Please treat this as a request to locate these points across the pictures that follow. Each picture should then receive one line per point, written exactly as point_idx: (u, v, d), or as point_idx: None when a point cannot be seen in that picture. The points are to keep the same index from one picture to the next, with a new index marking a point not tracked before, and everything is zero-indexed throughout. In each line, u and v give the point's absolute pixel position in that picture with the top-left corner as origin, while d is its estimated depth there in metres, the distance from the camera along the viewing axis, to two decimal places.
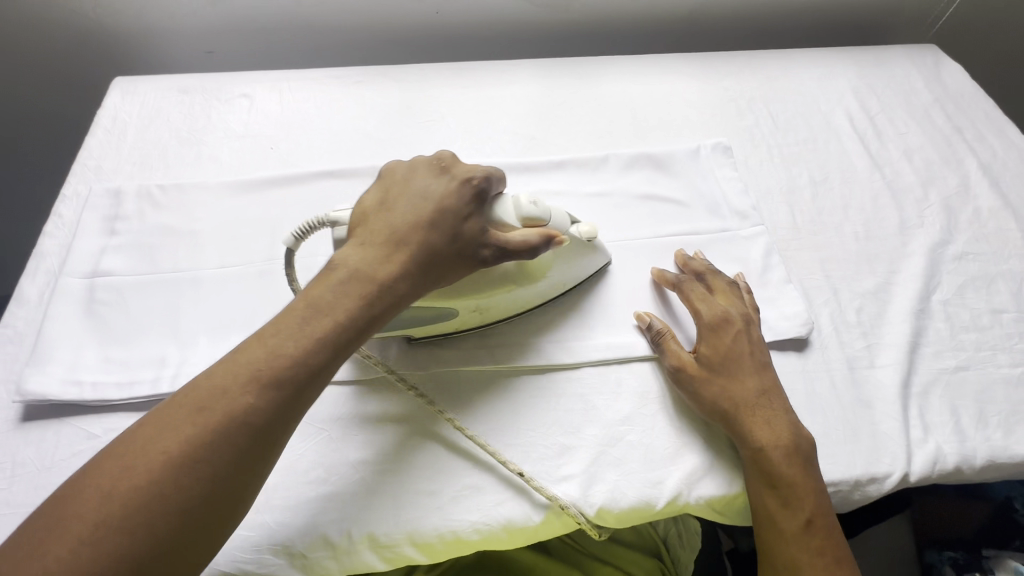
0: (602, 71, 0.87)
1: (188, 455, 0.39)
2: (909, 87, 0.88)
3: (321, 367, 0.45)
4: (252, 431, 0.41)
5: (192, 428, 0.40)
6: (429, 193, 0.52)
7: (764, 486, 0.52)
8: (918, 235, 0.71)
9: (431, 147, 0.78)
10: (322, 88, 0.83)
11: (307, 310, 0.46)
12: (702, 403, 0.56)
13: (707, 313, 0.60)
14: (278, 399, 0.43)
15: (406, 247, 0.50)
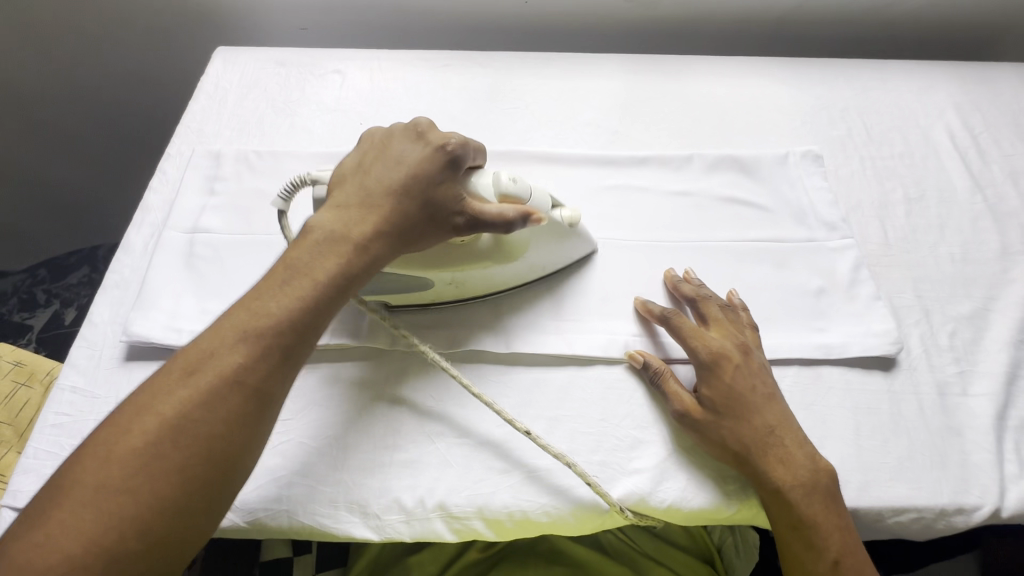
0: (689, 71, 0.86)
1: (182, 415, 0.40)
2: (1017, 107, 0.83)
3: (309, 326, 0.46)
4: (244, 388, 0.43)
5: (185, 390, 0.41)
6: (405, 160, 0.53)
7: (787, 525, 0.50)
8: (1021, 262, 0.68)
9: (514, 134, 0.78)
10: (411, 69, 0.85)
11: (289, 277, 0.47)
12: (715, 443, 0.53)
13: (702, 350, 0.55)
14: (265, 356, 0.44)
15: (386, 213, 0.51)
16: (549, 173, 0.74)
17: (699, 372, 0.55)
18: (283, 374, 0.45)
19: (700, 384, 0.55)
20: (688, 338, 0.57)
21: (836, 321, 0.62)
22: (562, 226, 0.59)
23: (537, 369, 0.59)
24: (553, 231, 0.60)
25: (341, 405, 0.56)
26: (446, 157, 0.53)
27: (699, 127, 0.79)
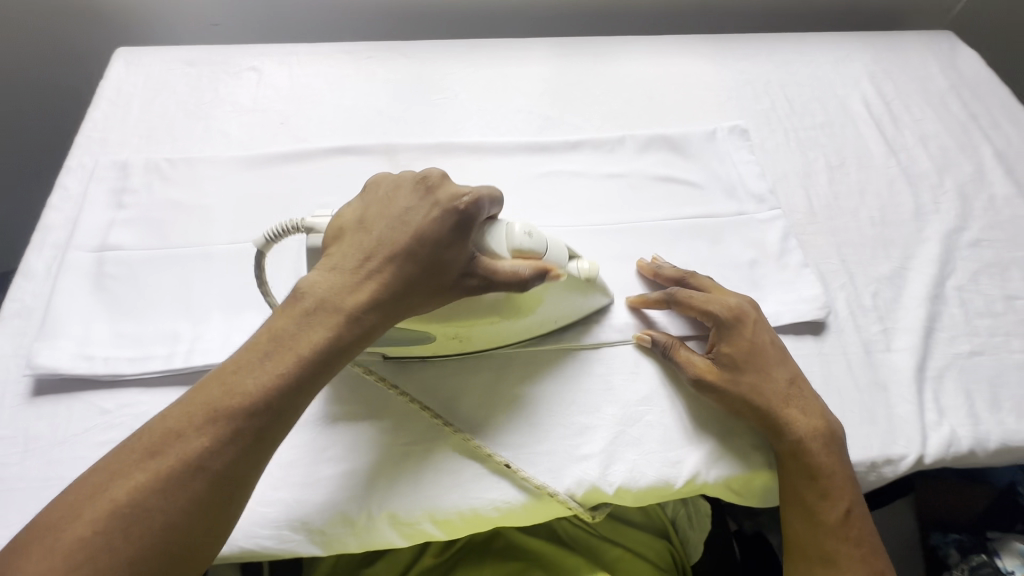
0: (617, 52, 0.86)
1: (139, 501, 0.38)
2: (925, 73, 0.87)
3: (281, 406, 0.43)
4: (209, 477, 0.40)
5: (146, 473, 0.39)
6: (408, 215, 0.49)
7: (804, 477, 0.52)
8: (933, 221, 0.71)
9: (445, 125, 0.76)
10: (333, 63, 0.82)
11: (269, 346, 0.44)
12: (729, 402, 0.54)
13: (720, 312, 0.57)
14: (233, 442, 0.41)
15: (377, 274, 0.47)
16: (482, 163, 0.72)
17: (715, 335, 0.57)
18: (252, 459, 0.42)
19: (715, 347, 0.56)
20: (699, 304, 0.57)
21: (767, 291, 0.64)
22: (580, 280, 0.55)
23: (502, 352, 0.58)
24: (571, 285, 0.55)
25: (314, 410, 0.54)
26: (468, 218, 0.48)
27: (630, 108, 0.80)
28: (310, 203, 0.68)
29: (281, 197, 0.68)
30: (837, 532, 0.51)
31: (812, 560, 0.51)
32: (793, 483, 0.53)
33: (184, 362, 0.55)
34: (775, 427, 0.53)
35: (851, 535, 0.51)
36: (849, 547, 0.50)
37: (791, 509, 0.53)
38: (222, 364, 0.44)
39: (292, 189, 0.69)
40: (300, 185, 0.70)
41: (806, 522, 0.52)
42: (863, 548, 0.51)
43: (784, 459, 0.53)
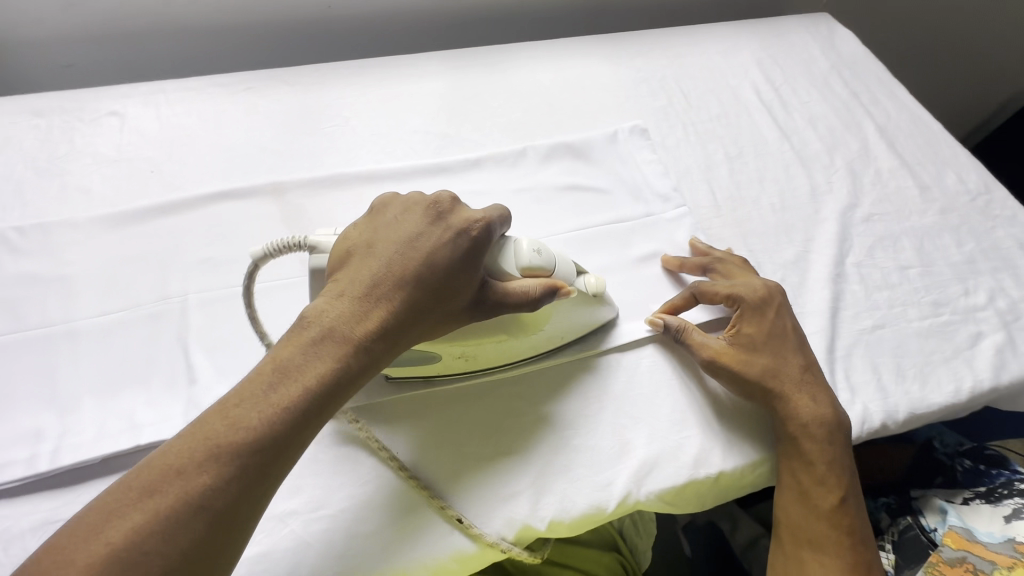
0: (512, 61, 0.84)
1: (136, 546, 0.33)
2: (807, 55, 0.91)
3: (289, 441, 0.39)
4: (212, 520, 0.35)
5: (142, 516, 0.34)
6: (418, 236, 0.47)
7: (803, 465, 0.54)
8: (828, 201, 0.74)
9: (336, 155, 0.72)
10: (207, 98, 0.75)
11: (276, 374, 0.41)
12: (741, 383, 0.55)
13: (748, 294, 0.59)
14: (242, 481, 0.37)
15: (388, 298, 0.45)
16: (380, 193, 0.69)
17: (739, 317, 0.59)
18: (256, 501, 0.38)
19: (738, 328, 0.58)
20: (723, 288, 0.59)
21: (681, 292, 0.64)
22: (587, 295, 0.55)
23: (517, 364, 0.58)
24: (578, 301, 0.55)
25: (330, 457, 0.52)
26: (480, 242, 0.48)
27: (530, 118, 0.78)
28: (190, 257, 0.62)
29: (156, 255, 0.62)
30: (826, 518, 0.53)
31: (802, 545, 0.53)
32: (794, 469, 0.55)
33: (50, 462, 0.49)
34: (787, 411, 0.55)
35: (838, 521, 0.53)
36: (832, 534, 0.52)
37: (789, 494, 0.55)
38: (226, 394, 0.40)
39: (169, 245, 0.63)
40: (178, 239, 0.63)
41: (800, 506, 0.54)
42: (846, 537, 0.52)
43: (787, 444, 0.55)
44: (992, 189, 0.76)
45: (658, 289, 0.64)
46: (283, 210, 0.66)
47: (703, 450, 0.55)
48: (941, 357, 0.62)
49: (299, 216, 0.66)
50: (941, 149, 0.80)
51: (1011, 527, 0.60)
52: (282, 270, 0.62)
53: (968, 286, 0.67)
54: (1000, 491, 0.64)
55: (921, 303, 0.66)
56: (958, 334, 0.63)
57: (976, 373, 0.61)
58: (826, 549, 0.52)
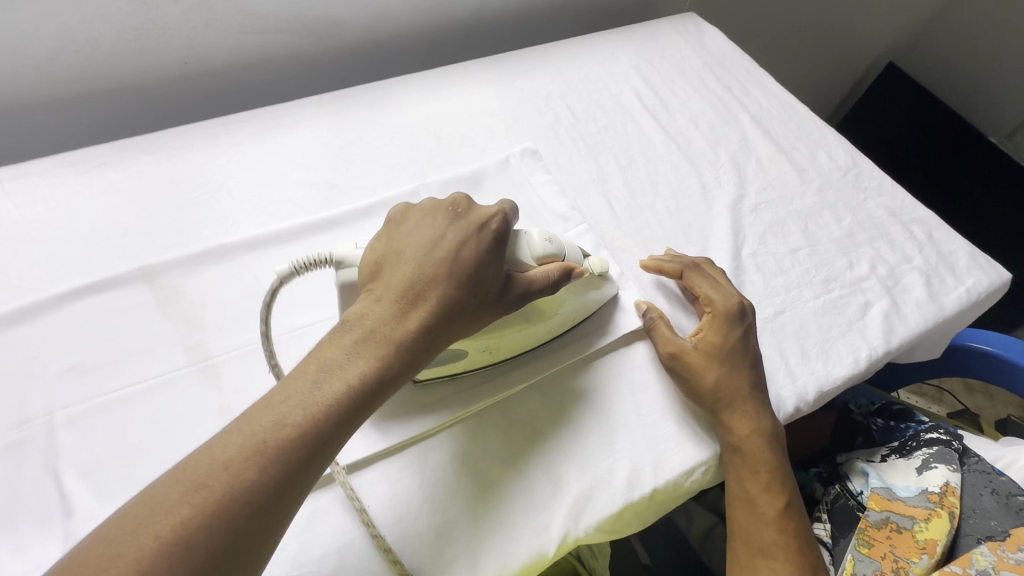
0: (393, 97, 0.82)
1: (184, 537, 0.34)
2: (680, 56, 0.94)
3: (327, 438, 0.41)
4: (254, 511, 0.37)
5: (190, 508, 0.35)
6: (442, 236, 0.49)
7: (749, 474, 0.56)
8: (719, 196, 0.76)
9: (213, 225, 0.66)
10: (52, 181, 0.68)
11: (316, 373, 0.42)
12: (691, 391, 0.58)
13: (720, 304, 0.61)
14: (282, 476, 0.38)
15: (421, 294, 0.47)
16: (267, 259, 0.64)
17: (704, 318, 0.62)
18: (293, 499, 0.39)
19: (704, 328, 0.61)
20: (697, 288, 0.63)
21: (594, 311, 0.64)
22: (593, 275, 0.60)
23: (472, 418, 0.56)
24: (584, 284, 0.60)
25: None
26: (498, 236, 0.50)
27: (420, 154, 0.76)
28: (52, 369, 0.55)
29: (7, 373, 0.54)
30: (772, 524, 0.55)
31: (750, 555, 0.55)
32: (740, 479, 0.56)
33: None
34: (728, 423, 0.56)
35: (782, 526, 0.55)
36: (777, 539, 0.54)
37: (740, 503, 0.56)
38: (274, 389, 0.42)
39: (22, 359, 0.55)
40: (33, 351, 0.56)
41: (747, 515, 0.56)
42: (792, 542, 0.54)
43: (734, 455, 0.56)
44: (858, 162, 0.82)
45: None
46: (158, 295, 0.60)
47: (635, 468, 0.55)
48: (839, 331, 0.65)
49: (177, 299, 0.60)
50: (810, 131, 0.86)
51: (924, 478, 0.64)
52: (163, 364, 0.56)
53: (852, 259, 0.71)
54: (911, 444, 0.69)
55: (814, 282, 0.69)
56: (850, 307, 0.67)
57: (870, 341, 0.65)
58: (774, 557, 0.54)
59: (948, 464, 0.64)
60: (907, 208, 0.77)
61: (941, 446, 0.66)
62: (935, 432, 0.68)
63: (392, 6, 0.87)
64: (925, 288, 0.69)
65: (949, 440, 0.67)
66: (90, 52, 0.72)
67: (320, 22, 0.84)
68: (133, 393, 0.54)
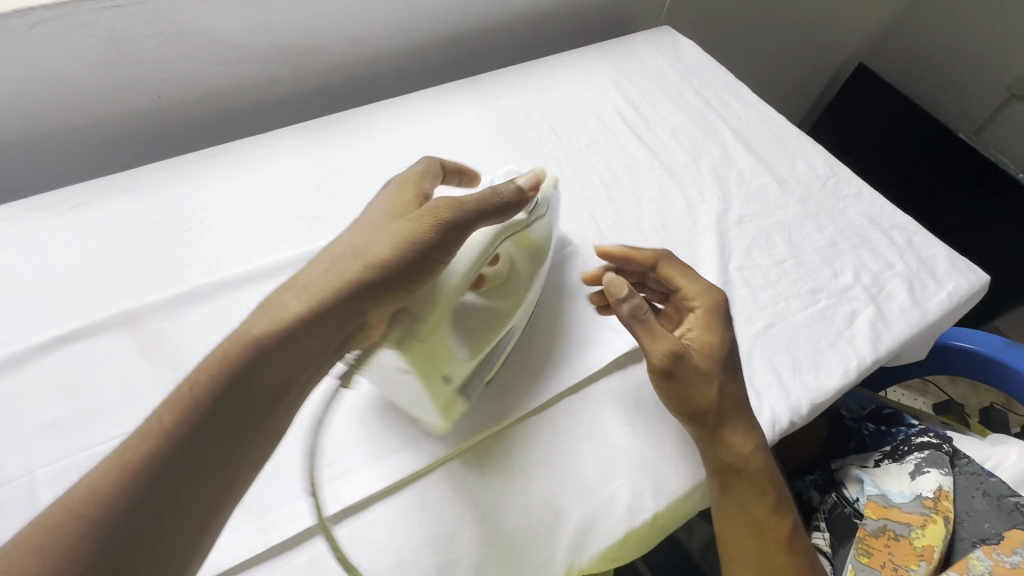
0: (374, 123, 0.81)
1: (115, 462, 0.36)
2: (658, 70, 0.95)
3: (255, 363, 0.41)
4: (173, 431, 0.37)
5: (123, 445, 0.37)
6: (413, 216, 0.50)
7: (755, 496, 0.56)
8: (703, 210, 0.77)
9: (194, 264, 0.65)
10: (24, 225, 0.65)
11: (221, 366, 0.40)
12: (682, 396, 0.56)
13: (704, 304, 0.60)
14: (206, 400, 0.39)
15: (349, 244, 0.50)
16: (253, 297, 0.63)
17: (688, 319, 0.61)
18: (221, 423, 0.39)
19: (688, 329, 0.60)
20: (675, 281, 0.63)
21: (586, 334, 0.64)
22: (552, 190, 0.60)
23: (470, 455, 0.55)
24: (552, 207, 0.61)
25: None
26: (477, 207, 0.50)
27: None
28: (32, 424, 0.53)
29: None
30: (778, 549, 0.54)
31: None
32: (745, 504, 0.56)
33: None
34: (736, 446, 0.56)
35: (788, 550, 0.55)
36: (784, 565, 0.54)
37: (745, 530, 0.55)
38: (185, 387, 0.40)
39: (0, 415, 0.53)
40: (11, 405, 0.54)
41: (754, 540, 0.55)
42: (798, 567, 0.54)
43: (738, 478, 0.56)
44: (837, 170, 0.84)
45: (563, 339, 0.63)
46: (141, 341, 0.59)
47: (636, 494, 0.55)
48: (828, 342, 0.66)
49: (160, 344, 0.59)
50: (789, 141, 0.87)
51: (918, 483, 0.65)
52: (148, 413, 0.55)
53: (836, 268, 0.72)
54: (903, 448, 0.69)
55: (801, 294, 0.70)
56: (837, 316, 0.68)
57: (858, 350, 0.66)
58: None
59: (940, 468, 0.65)
60: (887, 215, 0.79)
61: (932, 450, 0.67)
62: (926, 436, 0.70)
63: (369, 31, 0.86)
64: (909, 293, 0.71)
65: (939, 444, 0.68)
66: (59, 91, 0.70)
67: (297, 50, 0.83)
68: (118, 446, 0.53)
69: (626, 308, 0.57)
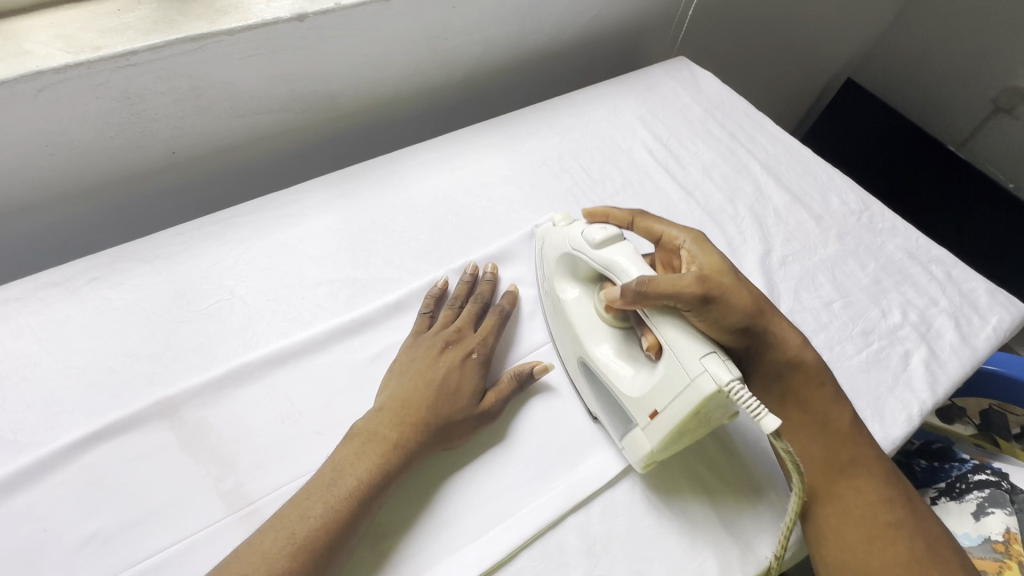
0: (403, 171, 0.78)
1: (282, 556, 0.45)
2: (681, 104, 0.94)
3: (365, 499, 0.50)
4: (318, 538, 0.47)
5: (286, 540, 0.46)
6: (450, 397, 0.56)
7: (859, 460, 0.56)
8: (746, 251, 0.76)
9: (230, 340, 0.60)
10: (34, 304, 0.60)
11: (346, 485, 0.50)
12: (721, 319, 0.52)
13: (687, 240, 0.59)
14: (338, 514, 0.48)
15: (409, 408, 0.55)
16: (298, 374, 0.59)
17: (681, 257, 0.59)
18: (350, 532, 0.48)
19: (688, 262, 0.57)
20: (653, 230, 0.63)
21: None
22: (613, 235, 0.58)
23: (547, 537, 0.53)
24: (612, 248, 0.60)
25: None
26: (494, 333, 0.62)
27: (441, 236, 0.73)
28: (68, 539, 0.48)
29: (15, 553, 0.47)
30: (892, 549, 0.51)
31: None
32: (838, 496, 0.54)
33: None
34: (822, 429, 0.57)
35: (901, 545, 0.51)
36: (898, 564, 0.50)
37: (844, 528, 0.53)
38: (294, 493, 0.51)
39: (31, 530, 0.48)
40: (42, 518, 0.49)
41: (855, 540, 0.52)
42: (914, 568, 0.50)
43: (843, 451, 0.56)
44: (869, 204, 0.84)
45: None
46: (182, 434, 0.54)
47: (724, 570, 0.53)
48: (887, 387, 0.66)
49: (203, 436, 0.54)
50: (819, 174, 0.87)
51: (983, 524, 0.64)
52: (197, 518, 0.50)
53: (883, 307, 0.72)
54: (960, 486, 0.70)
55: (854, 337, 0.69)
56: (892, 359, 0.68)
57: (918, 394, 0.65)
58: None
59: (1003, 507, 0.65)
60: (923, 248, 0.79)
61: (992, 489, 0.67)
62: (983, 473, 0.69)
63: (389, 76, 0.82)
64: (957, 331, 0.71)
65: (998, 481, 0.68)
66: (64, 155, 0.65)
67: (315, 98, 0.78)
68: (168, 557, 0.48)
69: (641, 299, 0.51)
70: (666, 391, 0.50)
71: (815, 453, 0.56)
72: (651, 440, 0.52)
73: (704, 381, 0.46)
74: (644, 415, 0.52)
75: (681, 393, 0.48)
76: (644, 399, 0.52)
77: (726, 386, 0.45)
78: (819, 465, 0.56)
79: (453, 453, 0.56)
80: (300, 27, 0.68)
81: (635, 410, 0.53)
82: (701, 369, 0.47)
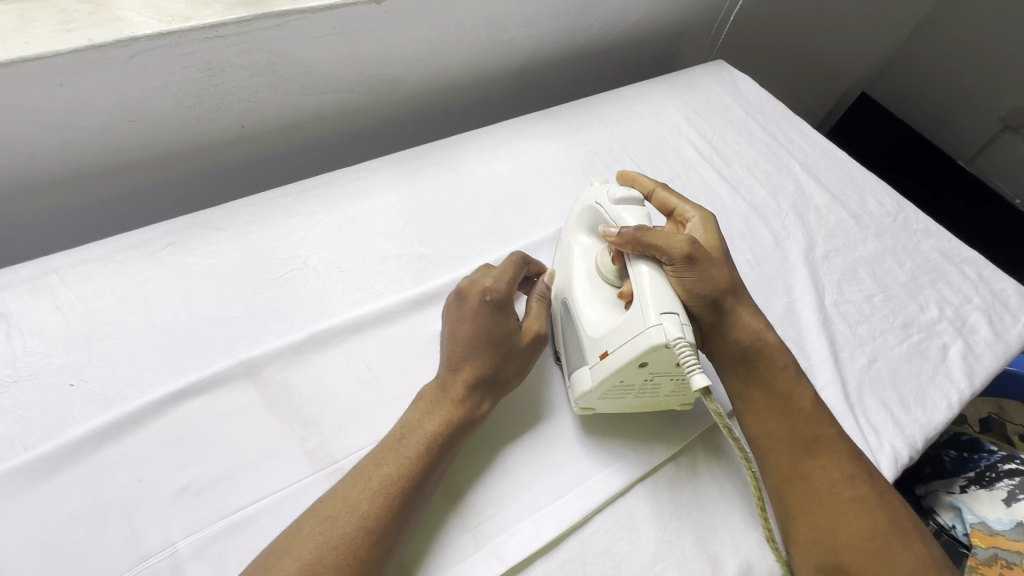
0: (462, 154, 0.80)
1: (360, 511, 0.45)
2: (723, 104, 0.98)
3: (435, 458, 0.50)
4: (396, 492, 0.47)
5: (366, 493, 0.46)
6: (482, 355, 0.55)
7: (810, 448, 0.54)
8: (791, 246, 0.79)
9: (306, 308, 0.62)
10: (114, 265, 0.61)
11: (418, 439, 0.50)
12: (698, 285, 0.55)
13: (694, 221, 0.64)
14: (410, 470, 0.48)
15: (456, 369, 0.55)
16: (374, 342, 0.60)
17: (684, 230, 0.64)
18: (424, 488, 0.49)
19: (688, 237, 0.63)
20: (668, 205, 0.66)
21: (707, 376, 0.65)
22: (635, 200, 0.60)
23: (617, 503, 0.55)
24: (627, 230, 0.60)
25: None
26: (510, 275, 0.60)
27: (501, 217, 0.75)
28: (159, 489, 0.49)
29: (113, 500, 0.48)
30: (853, 522, 0.51)
31: (834, 568, 0.50)
32: (804, 475, 0.53)
33: None
34: (785, 408, 0.56)
35: (865, 520, 0.51)
36: (861, 539, 0.50)
37: (809, 504, 0.52)
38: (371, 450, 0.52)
39: (124, 479, 0.49)
40: (133, 469, 0.50)
41: (820, 514, 0.52)
42: (877, 540, 0.50)
43: (808, 440, 0.55)
44: (904, 206, 0.88)
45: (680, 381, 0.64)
46: (264, 394, 0.55)
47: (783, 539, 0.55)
48: (928, 376, 0.69)
49: (286, 397, 0.56)
50: (856, 177, 0.91)
51: (1015, 509, 0.68)
52: (285, 473, 0.52)
53: (921, 302, 0.76)
54: (990, 474, 0.74)
55: (895, 329, 0.73)
56: (931, 350, 0.71)
57: (957, 384, 0.68)
58: (865, 560, 0.50)
59: None
60: (956, 250, 0.83)
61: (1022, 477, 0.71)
62: (1012, 462, 0.73)
63: (447, 63, 0.84)
64: (990, 326, 0.75)
65: None
66: (143, 122, 0.66)
67: (379, 80, 0.80)
68: (259, 511, 0.50)
69: (631, 240, 0.54)
70: (618, 338, 0.52)
71: (777, 434, 0.55)
72: (593, 378, 0.54)
73: (655, 333, 0.48)
74: (594, 355, 0.54)
75: (631, 339, 0.50)
76: (599, 339, 0.54)
77: (674, 341, 0.47)
78: (782, 445, 0.55)
79: (524, 422, 0.58)
80: (376, 9, 0.70)
81: (588, 352, 0.55)
82: (656, 323, 0.49)
